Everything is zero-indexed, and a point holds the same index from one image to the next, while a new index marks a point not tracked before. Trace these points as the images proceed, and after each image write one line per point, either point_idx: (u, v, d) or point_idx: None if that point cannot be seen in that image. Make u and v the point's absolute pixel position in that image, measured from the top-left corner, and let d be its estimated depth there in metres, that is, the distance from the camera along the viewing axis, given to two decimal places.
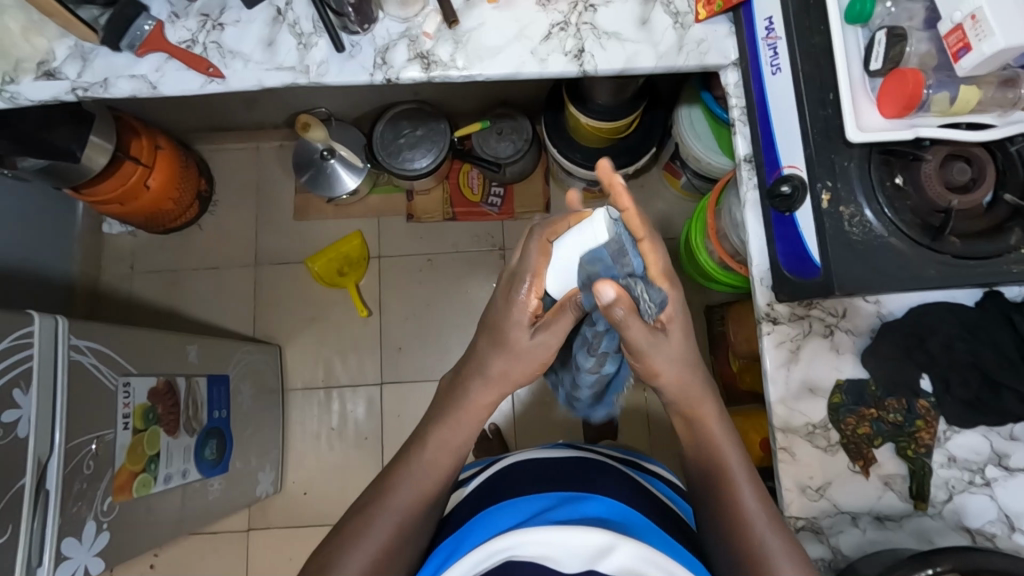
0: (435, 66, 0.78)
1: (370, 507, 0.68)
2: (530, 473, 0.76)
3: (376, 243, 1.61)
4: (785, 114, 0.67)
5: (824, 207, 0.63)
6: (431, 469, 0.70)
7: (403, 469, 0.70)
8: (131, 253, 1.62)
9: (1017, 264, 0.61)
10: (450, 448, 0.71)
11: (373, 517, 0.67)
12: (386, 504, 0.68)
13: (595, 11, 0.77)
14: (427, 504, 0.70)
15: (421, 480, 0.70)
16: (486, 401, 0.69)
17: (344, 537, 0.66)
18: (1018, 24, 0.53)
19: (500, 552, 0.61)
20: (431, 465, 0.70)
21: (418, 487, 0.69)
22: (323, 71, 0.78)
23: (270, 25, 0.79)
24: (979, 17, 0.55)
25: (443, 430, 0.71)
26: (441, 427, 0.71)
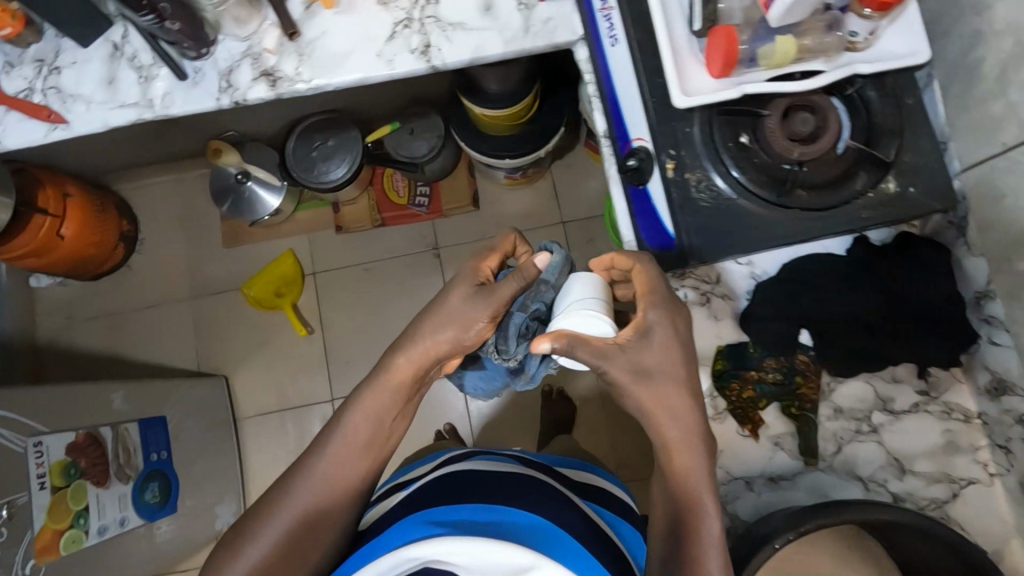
0: (282, 82, 0.75)
1: (290, 482, 0.65)
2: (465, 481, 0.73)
3: (310, 259, 1.59)
4: (627, 88, 0.65)
5: (670, 176, 0.62)
6: (341, 459, 0.66)
7: (312, 460, 0.66)
8: (65, 304, 1.58)
9: (867, 210, 0.60)
10: (361, 430, 0.67)
11: (273, 512, 0.64)
12: (297, 487, 0.65)
13: (437, 3, 0.75)
14: (333, 499, 0.65)
15: (337, 469, 0.66)
16: (415, 369, 0.68)
17: (252, 519, 0.64)
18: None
19: (415, 560, 0.59)
20: (342, 450, 0.67)
21: (335, 471, 0.66)
22: (167, 102, 0.76)
23: (108, 63, 0.76)
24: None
25: (364, 406, 0.68)
26: (363, 394, 0.68)
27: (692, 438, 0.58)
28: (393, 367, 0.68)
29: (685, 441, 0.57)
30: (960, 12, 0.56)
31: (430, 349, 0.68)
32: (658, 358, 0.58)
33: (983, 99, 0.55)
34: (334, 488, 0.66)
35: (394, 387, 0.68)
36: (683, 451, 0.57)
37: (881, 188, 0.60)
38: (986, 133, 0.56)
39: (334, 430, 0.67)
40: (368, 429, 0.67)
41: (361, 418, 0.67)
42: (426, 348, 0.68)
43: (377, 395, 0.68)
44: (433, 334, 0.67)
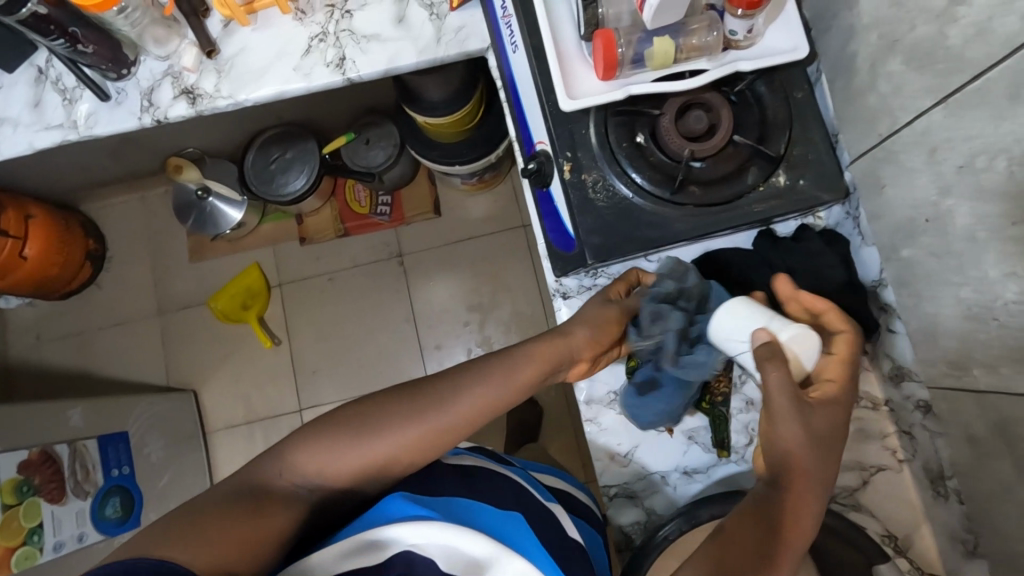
0: (202, 99, 0.77)
1: (378, 412, 0.56)
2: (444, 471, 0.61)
3: (276, 271, 1.60)
4: (528, 93, 0.66)
5: (567, 177, 0.63)
6: (432, 427, 0.56)
7: (402, 414, 0.55)
8: (35, 323, 1.60)
9: (759, 204, 0.61)
10: (468, 416, 0.57)
11: (336, 441, 0.54)
12: (393, 420, 0.55)
13: (351, 16, 0.77)
14: (396, 459, 0.55)
15: (431, 430, 0.55)
16: (553, 353, 0.62)
17: (316, 432, 0.55)
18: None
19: (391, 545, 0.49)
20: (445, 422, 0.56)
21: (436, 427, 0.56)
22: (91, 123, 0.77)
23: (33, 86, 0.78)
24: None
25: (486, 385, 0.58)
26: (507, 364, 0.59)
27: (805, 481, 0.49)
28: (553, 345, 0.62)
29: (798, 479, 0.49)
30: (835, 7, 0.57)
31: (560, 344, 0.62)
32: (822, 427, 0.51)
33: (860, 91, 0.56)
34: (402, 452, 0.55)
35: (536, 363, 0.60)
36: (804, 509, 0.49)
37: (771, 182, 0.61)
38: (865, 124, 0.57)
39: (444, 395, 0.57)
40: (486, 400, 0.58)
41: (486, 384, 0.58)
42: (574, 340, 0.63)
43: (498, 374, 0.59)
44: (570, 329, 0.63)
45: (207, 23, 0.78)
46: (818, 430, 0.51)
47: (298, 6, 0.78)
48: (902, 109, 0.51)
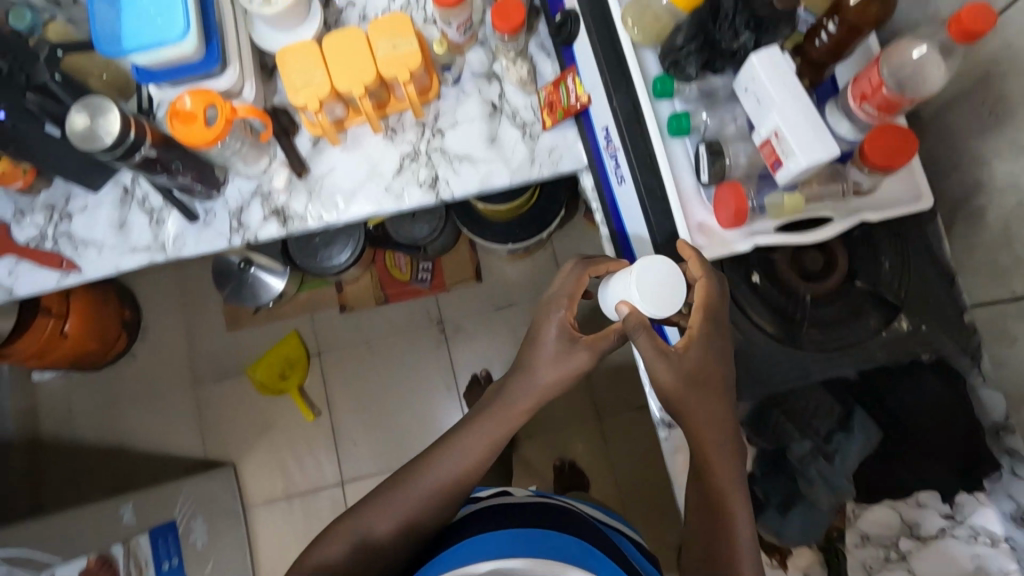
0: (292, 219, 0.76)
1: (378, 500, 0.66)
2: (493, 519, 0.67)
3: (314, 340, 1.58)
4: (636, 227, 0.66)
5: None
6: (432, 498, 0.66)
7: (402, 490, 0.66)
8: (65, 395, 1.55)
9: (881, 348, 0.60)
10: (454, 484, 0.66)
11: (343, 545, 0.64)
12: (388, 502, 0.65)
13: (442, 135, 0.77)
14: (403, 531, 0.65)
15: (419, 499, 0.65)
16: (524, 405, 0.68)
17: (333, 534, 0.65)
18: (816, 144, 0.51)
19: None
20: (423, 494, 0.66)
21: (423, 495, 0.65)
22: (179, 244, 0.76)
23: (118, 206, 0.77)
24: (781, 134, 0.52)
25: (464, 449, 0.67)
26: (474, 427, 0.68)
27: (706, 419, 0.58)
28: (514, 397, 0.67)
29: (704, 421, 0.58)
30: (956, 158, 0.58)
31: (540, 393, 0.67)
32: (697, 369, 0.57)
33: (988, 245, 0.57)
34: (411, 526, 0.65)
35: (500, 414, 0.68)
36: (717, 453, 0.58)
37: (894, 327, 0.60)
38: (993, 276, 0.58)
39: (436, 463, 0.67)
40: (461, 452, 0.67)
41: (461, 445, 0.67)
42: (539, 372, 0.66)
43: (473, 442, 0.67)
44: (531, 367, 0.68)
45: (296, 140, 0.77)
46: (708, 399, 0.58)
47: (388, 123, 0.78)
48: None
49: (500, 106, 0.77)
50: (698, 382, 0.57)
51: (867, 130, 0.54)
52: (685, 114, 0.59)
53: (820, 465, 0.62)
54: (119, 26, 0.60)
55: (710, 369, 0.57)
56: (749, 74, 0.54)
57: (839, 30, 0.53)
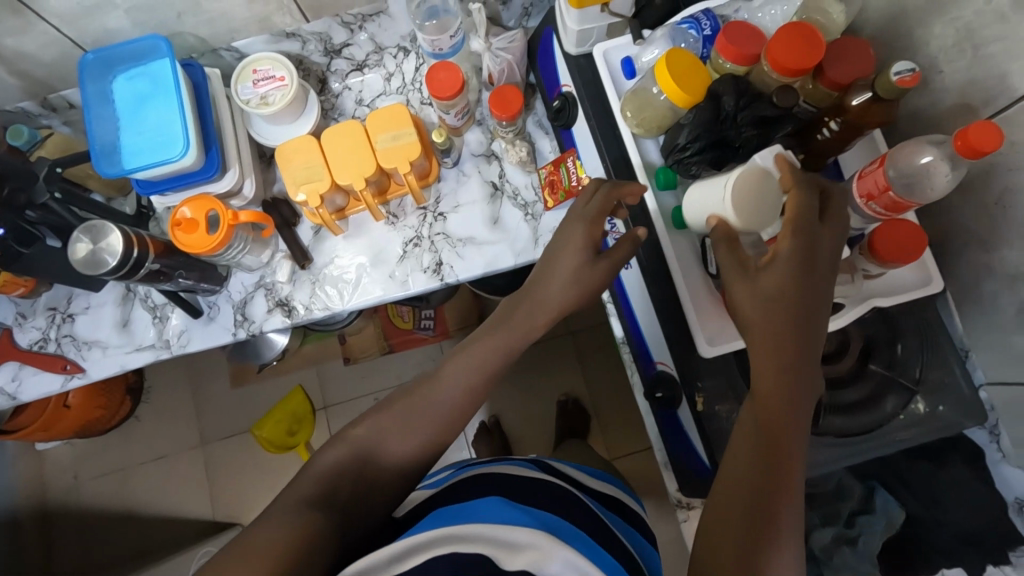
0: (296, 311, 0.75)
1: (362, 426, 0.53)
2: (474, 489, 0.53)
3: (320, 394, 1.56)
4: (644, 310, 0.65)
5: (700, 411, 0.61)
6: (426, 428, 0.53)
7: (387, 414, 0.53)
8: (74, 462, 1.53)
9: (901, 432, 0.59)
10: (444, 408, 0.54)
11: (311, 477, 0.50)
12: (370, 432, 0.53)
13: (445, 219, 0.77)
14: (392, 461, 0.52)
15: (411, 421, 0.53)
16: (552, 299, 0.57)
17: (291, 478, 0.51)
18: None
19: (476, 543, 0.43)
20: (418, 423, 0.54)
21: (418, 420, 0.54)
22: (184, 340, 0.76)
23: (121, 304, 0.76)
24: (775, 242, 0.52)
25: (463, 374, 0.55)
26: (485, 343, 0.57)
27: (782, 329, 0.46)
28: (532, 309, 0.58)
29: (777, 335, 0.46)
30: (962, 243, 0.58)
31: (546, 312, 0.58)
32: (777, 282, 0.47)
33: (1001, 329, 0.57)
34: (395, 454, 0.52)
35: (517, 324, 0.58)
36: (778, 380, 0.45)
37: (910, 410, 0.60)
38: (1008, 360, 0.57)
39: (435, 386, 0.55)
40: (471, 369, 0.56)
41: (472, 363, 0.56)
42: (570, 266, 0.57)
43: (471, 360, 0.56)
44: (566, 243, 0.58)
45: (297, 231, 0.77)
46: (780, 301, 0.47)
47: (389, 209, 0.77)
48: None
49: (500, 187, 0.77)
50: (773, 305, 0.47)
51: (873, 222, 0.54)
52: None
53: (844, 553, 0.63)
54: (121, 142, 0.60)
55: (793, 294, 0.46)
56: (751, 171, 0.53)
57: (841, 130, 0.54)
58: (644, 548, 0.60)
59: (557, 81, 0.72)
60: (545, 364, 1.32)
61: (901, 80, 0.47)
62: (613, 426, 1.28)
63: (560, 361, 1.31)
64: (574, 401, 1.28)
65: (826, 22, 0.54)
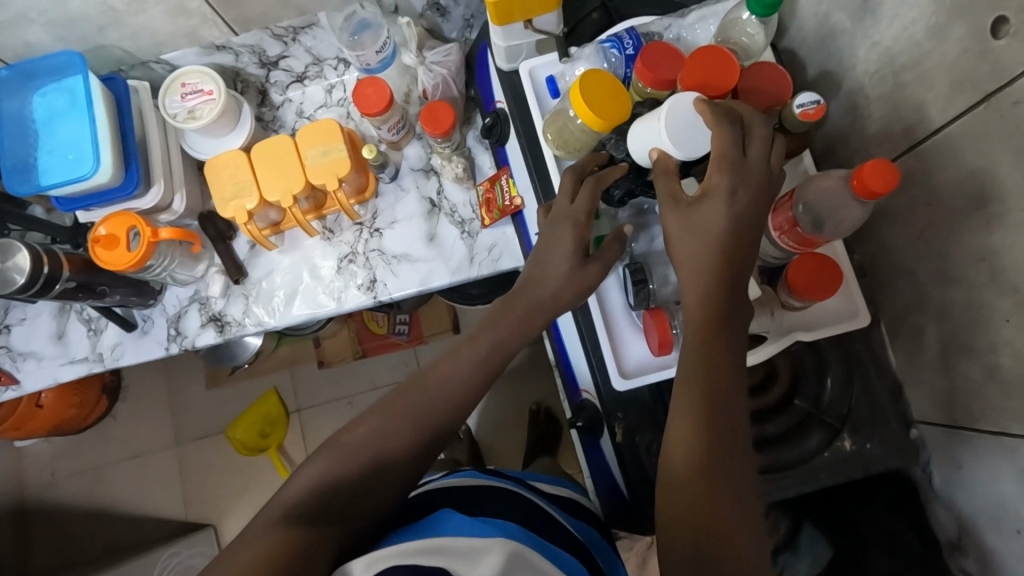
0: (229, 326, 0.75)
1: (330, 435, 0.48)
2: (439, 499, 0.52)
3: (293, 396, 1.53)
4: (571, 336, 0.64)
5: (619, 442, 0.58)
6: (405, 429, 0.49)
7: (367, 425, 0.48)
8: (50, 459, 1.50)
9: (825, 472, 0.57)
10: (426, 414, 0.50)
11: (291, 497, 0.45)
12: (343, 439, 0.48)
13: (381, 235, 0.76)
14: (382, 472, 0.47)
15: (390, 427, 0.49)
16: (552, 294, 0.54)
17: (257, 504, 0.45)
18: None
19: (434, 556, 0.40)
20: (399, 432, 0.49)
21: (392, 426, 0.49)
22: (117, 354, 0.75)
23: (57, 316, 0.76)
24: None
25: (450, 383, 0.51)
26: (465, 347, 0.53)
27: (730, 281, 0.45)
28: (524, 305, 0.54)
29: (725, 285, 0.45)
30: (894, 274, 0.55)
31: (531, 313, 0.54)
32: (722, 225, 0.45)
33: (931, 368, 0.54)
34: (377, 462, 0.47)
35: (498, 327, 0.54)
36: (713, 326, 0.45)
37: (836, 447, 0.57)
38: (939, 401, 0.54)
39: (423, 391, 0.51)
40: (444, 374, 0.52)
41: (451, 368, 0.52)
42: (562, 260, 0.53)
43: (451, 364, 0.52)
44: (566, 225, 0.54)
45: (233, 244, 0.76)
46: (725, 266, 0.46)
47: (325, 224, 0.76)
48: (986, 415, 0.49)
49: (438, 203, 0.76)
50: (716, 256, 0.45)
51: (790, 254, 0.52)
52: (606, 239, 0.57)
53: None
54: (36, 159, 0.61)
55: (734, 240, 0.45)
56: None
57: None
58: (612, 551, 0.58)
59: (492, 97, 0.70)
60: (516, 374, 1.29)
61: (804, 112, 0.47)
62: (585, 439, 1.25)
63: (532, 371, 1.29)
64: (545, 412, 1.25)
65: (749, 45, 0.52)
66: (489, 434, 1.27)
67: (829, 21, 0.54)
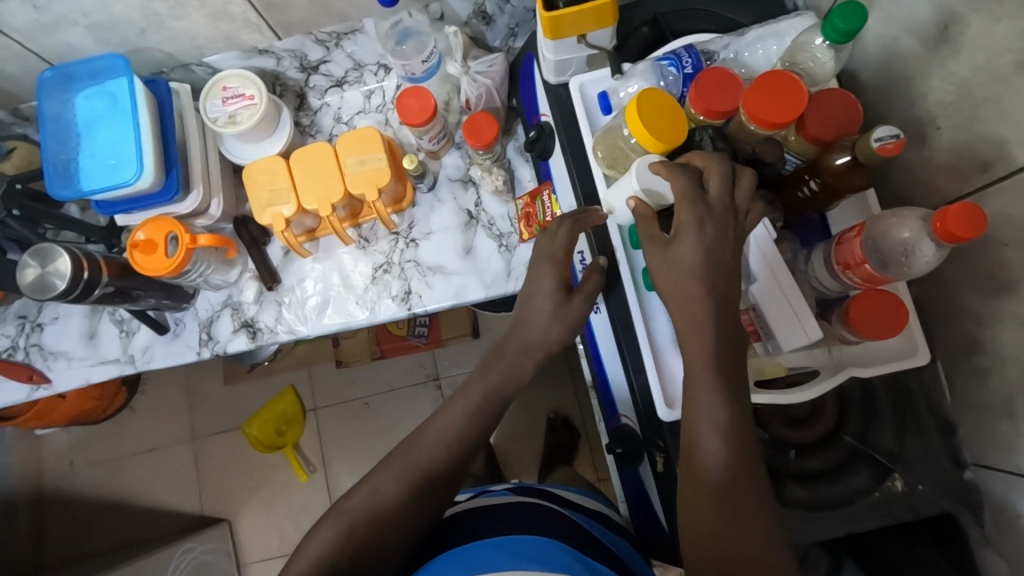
0: (261, 333, 0.74)
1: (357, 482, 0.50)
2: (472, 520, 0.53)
3: (310, 395, 1.51)
4: (611, 360, 0.63)
5: (659, 470, 0.57)
6: (420, 465, 0.50)
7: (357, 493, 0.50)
8: (71, 448, 1.50)
9: (873, 511, 0.55)
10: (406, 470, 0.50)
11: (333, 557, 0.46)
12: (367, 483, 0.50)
13: (416, 245, 0.74)
14: (393, 520, 0.48)
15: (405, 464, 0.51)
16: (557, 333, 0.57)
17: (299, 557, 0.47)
18: (789, 330, 0.47)
19: None
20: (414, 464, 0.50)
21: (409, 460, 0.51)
22: (148, 357, 0.75)
23: (89, 316, 0.75)
24: (758, 311, 0.49)
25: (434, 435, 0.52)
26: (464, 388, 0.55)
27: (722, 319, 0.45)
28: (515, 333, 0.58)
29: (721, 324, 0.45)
30: (955, 310, 0.53)
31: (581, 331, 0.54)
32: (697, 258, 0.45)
33: (990, 409, 0.52)
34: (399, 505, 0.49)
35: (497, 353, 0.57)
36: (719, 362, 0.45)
37: (886, 487, 0.55)
38: (998, 444, 0.52)
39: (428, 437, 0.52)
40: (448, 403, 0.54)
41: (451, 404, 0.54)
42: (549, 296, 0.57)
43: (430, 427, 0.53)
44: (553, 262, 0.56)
45: (267, 250, 0.75)
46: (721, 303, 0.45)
47: (360, 232, 0.75)
48: None
49: (476, 216, 0.75)
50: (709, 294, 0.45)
51: (852, 289, 0.50)
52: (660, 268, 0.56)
53: None
54: (77, 162, 0.60)
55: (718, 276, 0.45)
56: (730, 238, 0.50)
57: (820, 192, 0.51)
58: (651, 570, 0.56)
59: (537, 110, 0.69)
60: (537, 381, 1.28)
61: (882, 147, 0.43)
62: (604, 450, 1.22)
63: (554, 379, 1.27)
64: (562, 420, 1.24)
65: (815, 69, 0.50)
66: (508, 440, 1.26)
67: (896, 46, 0.52)
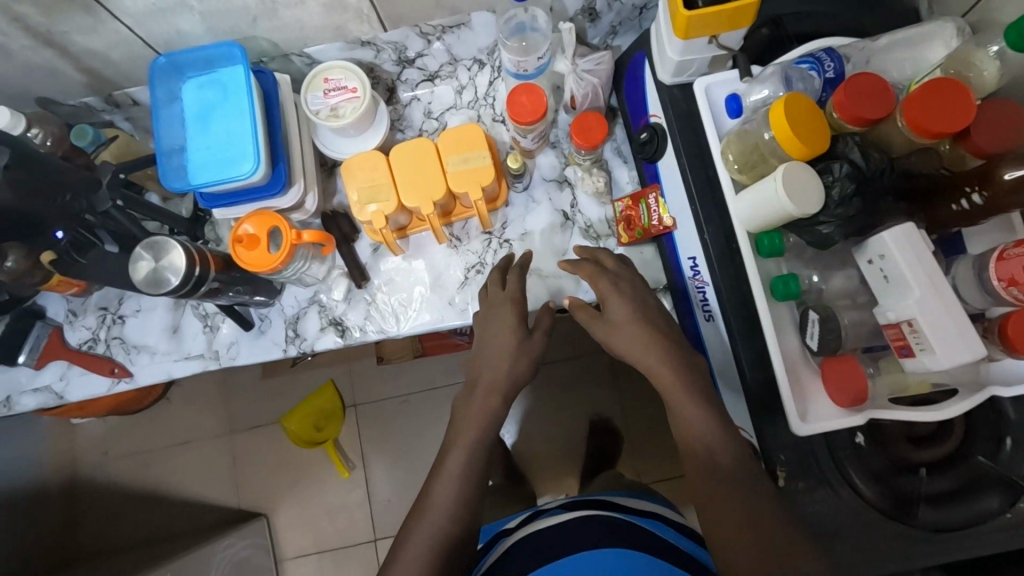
0: (350, 332, 0.73)
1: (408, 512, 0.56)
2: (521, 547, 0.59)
3: (350, 390, 1.39)
4: (724, 371, 0.61)
5: (781, 485, 0.55)
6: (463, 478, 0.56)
7: (436, 490, 0.56)
8: (103, 438, 1.40)
9: (995, 532, 0.54)
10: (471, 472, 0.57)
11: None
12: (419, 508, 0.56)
13: (510, 246, 0.73)
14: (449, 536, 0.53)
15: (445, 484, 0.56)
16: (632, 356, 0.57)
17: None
18: (954, 344, 0.45)
19: None
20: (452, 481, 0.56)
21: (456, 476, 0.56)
22: (233, 352, 0.73)
23: (172, 310, 0.74)
24: (916, 326, 0.46)
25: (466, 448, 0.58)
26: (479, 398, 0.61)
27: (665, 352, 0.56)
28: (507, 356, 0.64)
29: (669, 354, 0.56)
30: None
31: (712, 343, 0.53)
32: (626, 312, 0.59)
33: None
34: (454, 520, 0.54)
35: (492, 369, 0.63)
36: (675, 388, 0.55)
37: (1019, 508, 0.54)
38: None
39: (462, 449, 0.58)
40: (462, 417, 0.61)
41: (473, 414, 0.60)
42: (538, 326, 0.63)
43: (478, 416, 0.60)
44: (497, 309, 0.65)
45: (356, 246, 0.73)
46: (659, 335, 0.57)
47: (453, 231, 0.73)
48: None
49: (572, 217, 0.73)
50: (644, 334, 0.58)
51: (1007, 308, 0.49)
52: (793, 279, 0.54)
53: None
54: (189, 154, 0.58)
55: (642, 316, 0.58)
56: (881, 248, 0.48)
57: (984, 205, 0.48)
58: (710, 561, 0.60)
59: (646, 111, 0.67)
60: None
61: None
62: (660, 454, 1.13)
63: None
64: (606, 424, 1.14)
65: (974, 80, 0.49)
66: None
67: None
